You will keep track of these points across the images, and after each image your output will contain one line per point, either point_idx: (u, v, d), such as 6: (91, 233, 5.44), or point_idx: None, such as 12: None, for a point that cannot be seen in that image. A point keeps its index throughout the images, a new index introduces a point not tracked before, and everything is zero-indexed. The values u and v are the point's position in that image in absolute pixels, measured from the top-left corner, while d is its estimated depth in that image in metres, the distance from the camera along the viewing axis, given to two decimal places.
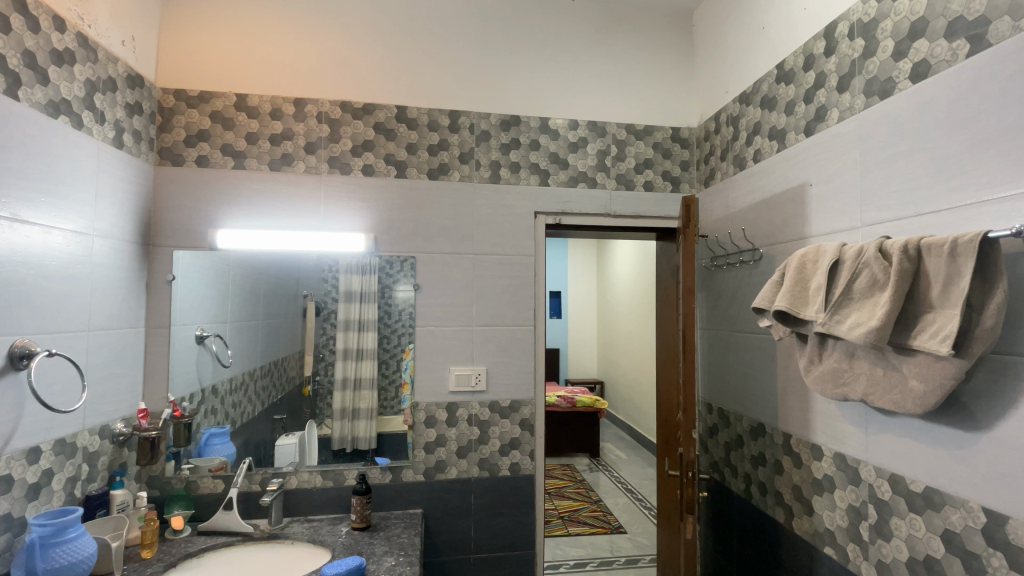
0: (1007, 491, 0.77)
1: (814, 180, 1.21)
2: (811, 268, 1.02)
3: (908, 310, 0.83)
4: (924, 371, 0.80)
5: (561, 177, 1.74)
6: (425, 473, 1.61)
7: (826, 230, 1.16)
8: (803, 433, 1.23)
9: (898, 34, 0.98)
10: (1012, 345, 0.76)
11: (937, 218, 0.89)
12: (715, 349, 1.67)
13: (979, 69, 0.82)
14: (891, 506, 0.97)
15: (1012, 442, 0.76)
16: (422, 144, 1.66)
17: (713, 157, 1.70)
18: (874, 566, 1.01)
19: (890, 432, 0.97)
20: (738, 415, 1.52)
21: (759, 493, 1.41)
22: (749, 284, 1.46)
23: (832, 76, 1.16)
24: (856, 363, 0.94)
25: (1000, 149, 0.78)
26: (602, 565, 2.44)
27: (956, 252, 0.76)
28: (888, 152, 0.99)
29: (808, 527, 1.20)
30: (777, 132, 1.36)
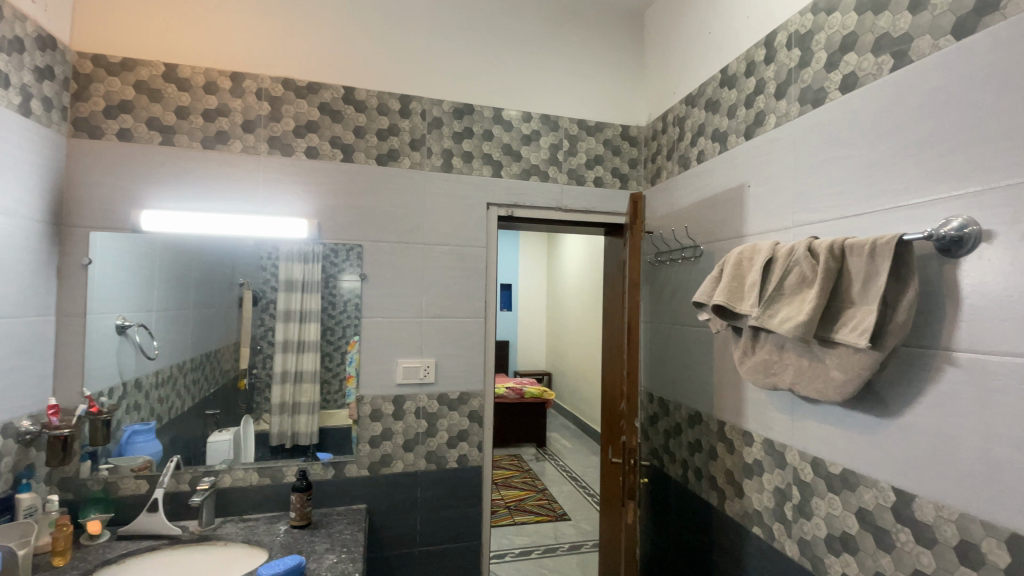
0: (912, 471, 0.84)
1: (750, 182, 1.27)
2: (746, 266, 1.07)
3: (832, 306, 0.89)
4: (845, 362, 0.87)
5: (514, 169, 1.73)
6: (370, 467, 1.58)
7: (760, 230, 1.23)
8: (735, 421, 1.30)
9: (830, 47, 1.04)
10: (921, 339, 0.83)
11: (859, 222, 0.96)
12: (656, 342, 1.73)
13: (901, 83, 0.88)
14: (812, 487, 1.05)
15: (918, 426, 0.83)
16: (371, 128, 1.60)
17: (660, 156, 1.75)
18: (796, 543, 1.09)
19: (814, 418, 1.04)
20: (677, 404, 1.59)
21: (694, 478, 1.48)
22: (690, 280, 1.53)
23: (771, 83, 1.22)
24: (785, 355, 1.00)
25: (915, 158, 0.85)
26: (547, 552, 2.49)
27: (875, 253, 0.82)
28: (818, 158, 1.06)
29: (738, 508, 1.28)
30: (719, 134, 1.41)
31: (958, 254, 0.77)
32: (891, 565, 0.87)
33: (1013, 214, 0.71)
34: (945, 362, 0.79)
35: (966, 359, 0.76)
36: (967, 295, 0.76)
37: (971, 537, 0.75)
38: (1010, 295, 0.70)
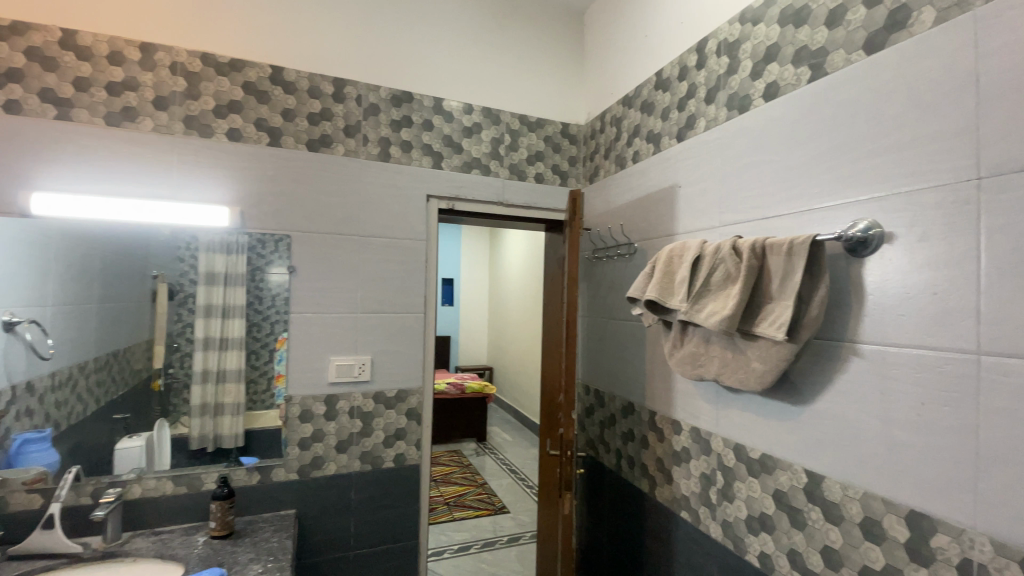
0: (822, 454, 0.91)
1: (681, 182, 1.33)
2: (676, 262, 1.11)
3: (753, 301, 0.95)
4: (764, 353, 0.92)
5: (454, 161, 1.70)
6: (299, 471, 1.49)
7: (690, 229, 1.28)
8: (666, 411, 1.36)
9: (756, 57, 1.10)
10: (831, 332, 0.90)
11: (778, 223, 1.02)
12: (593, 336, 1.77)
13: (817, 94, 0.95)
14: (735, 472, 1.11)
15: (828, 413, 0.90)
16: (301, 111, 1.50)
17: (598, 154, 1.78)
18: (720, 524, 1.15)
19: (736, 407, 1.11)
20: (612, 396, 1.63)
21: (627, 467, 1.53)
22: (625, 276, 1.57)
23: (701, 88, 1.27)
24: (711, 348, 1.05)
25: (828, 164, 0.92)
26: (485, 547, 2.49)
27: (792, 251, 0.88)
28: (743, 161, 1.12)
29: (668, 494, 1.34)
30: (654, 135, 1.46)
31: (863, 254, 0.84)
32: (803, 542, 0.94)
33: (910, 219, 0.78)
34: (852, 353, 0.86)
35: (870, 350, 0.83)
36: (870, 292, 0.83)
37: (872, 513, 0.82)
38: (907, 292, 0.77)
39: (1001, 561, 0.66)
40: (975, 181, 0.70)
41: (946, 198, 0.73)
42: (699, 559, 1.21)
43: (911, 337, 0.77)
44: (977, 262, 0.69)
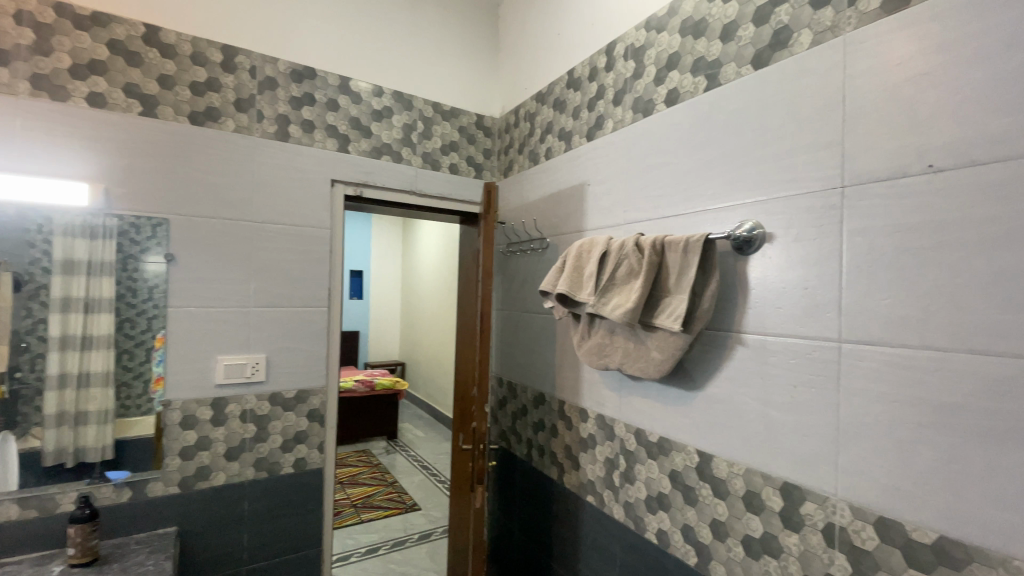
0: (712, 435, 0.99)
1: (590, 180, 1.37)
2: (585, 257, 1.15)
3: (654, 295, 1.00)
4: (662, 343, 0.98)
5: (363, 145, 1.61)
6: (181, 483, 1.33)
7: (597, 225, 1.33)
8: (574, 401, 1.40)
9: (659, 63, 1.16)
10: (721, 323, 0.98)
11: (676, 221, 1.09)
12: (505, 329, 1.78)
13: (711, 103, 1.02)
14: (636, 455, 1.18)
15: (718, 397, 0.98)
16: (183, 79, 1.33)
17: (512, 148, 1.78)
18: (622, 506, 1.21)
19: (638, 394, 1.17)
20: (524, 387, 1.65)
21: (538, 456, 1.56)
22: (537, 270, 1.60)
23: (609, 90, 1.32)
24: (615, 339, 1.10)
25: (720, 168, 1.00)
26: (395, 547, 2.42)
27: (688, 248, 0.94)
28: (646, 162, 1.18)
29: (575, 479, 1.38)
30: (565, 132, 1.49)
31: (748, 252, 0.92)
32: (695, 517, 1.02)
33: (787, 221, 0.87)
34: (738, 342, 0.94)
35: (753, 340, 0.92)
36: (754, 286, 0.91)
37: (753, 486, 0.91)
38: (783, 286, 0.86)
39: (856, 521, 0.76)
40: (840, 189, 0.79)
41: (816, 203, 0.82)
42: (603, 541, 1.27)
43: (786, 328, 0.86)
44: (840, 261, 0.79)
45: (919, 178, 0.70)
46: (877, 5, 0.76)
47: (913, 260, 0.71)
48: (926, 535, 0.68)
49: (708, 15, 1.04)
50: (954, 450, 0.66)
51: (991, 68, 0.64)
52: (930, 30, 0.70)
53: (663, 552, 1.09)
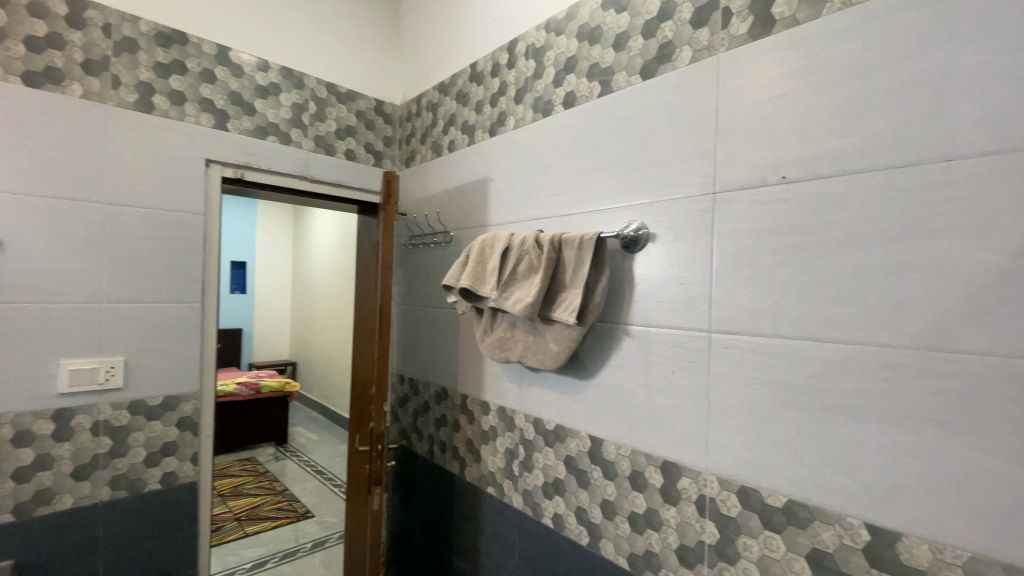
0: (603, 420, 1.05)
1: (492, 175, 1.38)
2: (488, 252, 1.16)
3: (552, 290, 1.04)
4: (559, 336, 1.02)
5: (245, 124, 1.46)
6: (12, 511, 1.12)
7: (499, 220, 1.34)
8: (475, 394, 1.41)
9: (557, 65, 1.20)
10: (611, 315, 1.04)
11: (572, 219, 1.14)
12: (406, 325, 1.73)
13: (605, 108, 1.08)
14: (534, 444, 1.22)
15: (608, 385, 1.04)
16: (11, 30, 1.11)
17: (414, 138, 1.74)
18: (521, 494, 1.25)
19: (536, 385, 1.21)
20: (425, 383, 1.63)
21: (439, 452, 1.55)
22: (439, 263, 1.57)
23: (511, 87, 1.33)
24: (516, 332, 1.12)
25: (613, 170, 1.05)
26: (285, 558, 2.25)
27: (584, 245, 0.99)
28: (546, 160, 1.21)
29: (476, 472, 1.39)
30: (468, 126, 1.48)
31: (635, 250, 0.99)
32: (587, 499, 1.08)
33: (668, 222, 0.95)
34: (626, 333, 1.01)
35: (638, 331, 0.99)
36: (640, 282, 0.98)
37: (638, 466, 0.99)
38: (664, 282, 0.94)
39: (723, 491, 0.86)
40: (712, 195, 0.88)
41: (693, 207, 0.91)
42: (502, 531, 1.30)
43: (667, 320, 0.94)
44: (711, 260, 0.88)
45: (774, 188, 0.80)
46: (745, 31, 0.85)
47: (769, 260, 0.81)
48: (778, 499, 0.79)
49: (602, 23, 1.09)
50: (799, 424, 0.77)
51: (831, 95, 0.75)
52: (785, 58, 0.80)
53: (559, 535, 1.14)
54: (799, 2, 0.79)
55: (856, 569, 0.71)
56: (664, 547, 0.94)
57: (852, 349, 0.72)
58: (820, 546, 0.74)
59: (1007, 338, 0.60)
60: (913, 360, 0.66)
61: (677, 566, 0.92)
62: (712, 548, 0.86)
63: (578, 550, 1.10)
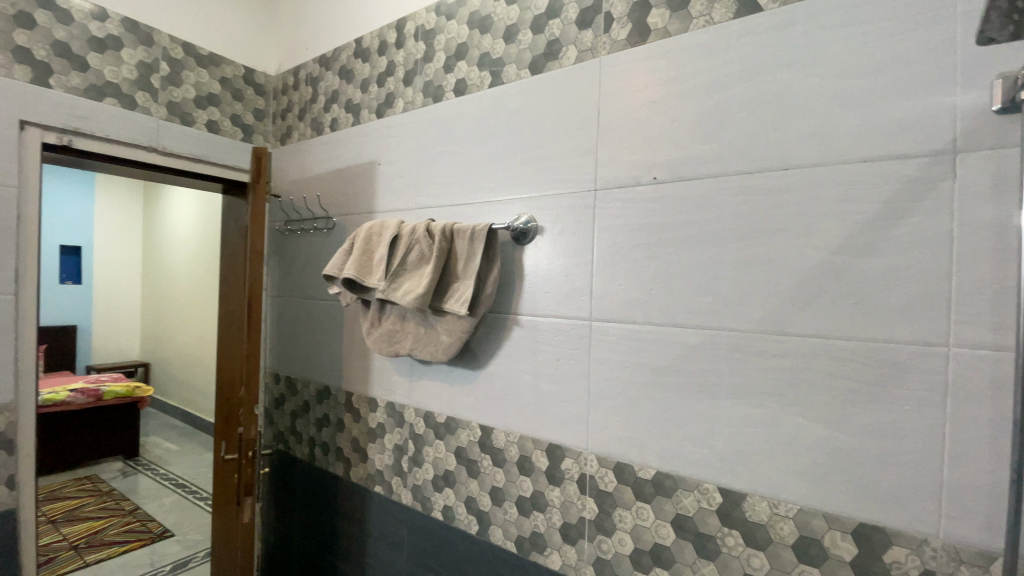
0: (492, 410, 1.07)
1: (379, 160, 1.31)
2: (375, 241, 1.10)
3: (444, 280, 1.02)
4: (451, 327, 1.00)
5: (75, 81, 1.21)
6: None
7: (386, 207, 1.28)
8: (361, 390, 1.34)
9: (448, 50, 1.17)
10: (502, 306, 1.05)
11: (463, 208, 1.12)
12: (283, 318, 1.59)
13: (496, 98, 1.08)
14: (423, 438, 1.19)
15: (498, 375, 1.06)
16: None
17: (290, 113, 1.58)
18: (410, 490, 1.22)
19: (426, 377, 1.18)
20: (305, 381, 1.51)
21: (321, 454, 1.45)
22: (320, 251, 1.46)
23: (400, 68, 1.27)
24: (405, 324, 1.08)
25: (503, 161, 1.06)
26: None
27: (475, 236, 0.98)
28: (435, 148, 1.18)
29: (362, 472, 1.33)
30: (352, 105, 1.39)
31: (525, 242, 1.01)
32: (477, 488, 1.09)
33: (555, 216, 0.97)
34: (515, 324, 1.03)
35: (527, 320, 1.01)
36: (529, 272, 1.00)
37: (526, 452, 1.01)
38: (551, 274, 0.97)
39: (602, 469, 0.91)
40: (594, 191, 0.93)
41: (577, 202, 0.95)
42: (390, 528, 1.26)
43: (553, 309, 0.97)
44: (593, 252, 0.93)
45: (648, 187, 0.87)
46: (624, 37, 0.91)
47: (643, 254, 0.87)
48: (649, 472, 0.86)
49: (493, 13, 1.08)
50: (667, 403, 0.85)
51: (695, 105, 0.83)
52: (659, 66, 0.86)
53: (448, 527, 1.14)
54: (671, 15, 0.86)
55: (711, 529, 0.80)
56: (549, 527, 0.98)
57: (710, 334, 0.80)
58: (683, 511, 0.83)
59: (827, 322, 0.71)
60: (758, 342, 0.76)
61: (561, 543, 0.96)
62: (592, 522, 0.92)
63: (467, 539, 1.10)
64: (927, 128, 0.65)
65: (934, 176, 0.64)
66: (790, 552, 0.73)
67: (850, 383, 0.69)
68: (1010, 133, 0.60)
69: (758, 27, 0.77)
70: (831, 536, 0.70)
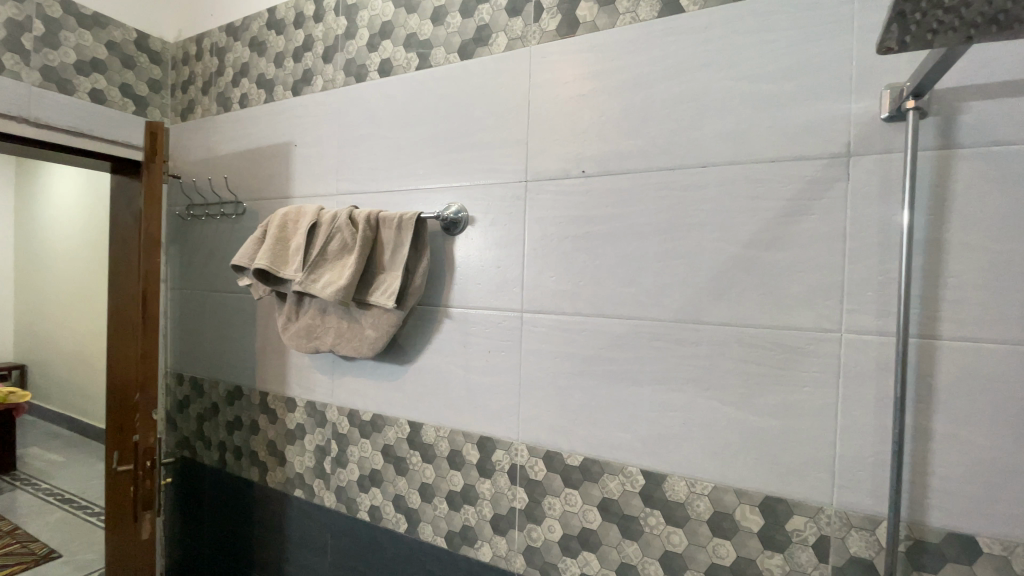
0: (421, 405, 1.04)
1: (295, 141, 1.21)
2: (291, 229, 1.02)
3: (368, 272, 0.97)
4: (376, 321, 0.96)
5: None
6: None
7: (305, 193, 1.20)
8: (278, 389, 1.25)
9: (372, 28, 1.11)
10: (430, 298, 1.02)
11: (388, 196, 1.07)
12: (186, 313, 1.44)
13: (423, 82, 1.04)
14: (347, 438, 1.14)
15: (427, 369, 1.03)
16: None
17: (192, 86, 1.43)
18: (333, 492, 1.16)
19: (350, 373, 1.13)
20: (213, 382, 1.38)
21: (233, 459, 1.34)
22: (229, 240, 1.34)
23: (319, 43, 1.19)
24: (326, 318, 1.02)
25: (431, 148, 1.02)
26: None
27: (402, 225, 0.94)
28: (358, 131, 1.12)
29: (280, 476, 1.25)
30: (265, 80, 1.28)
31: (455, 233, 0.98)
32: (405, 485, 1.06)
33: (486, 206, 0.96)
34: (445, 316, 1.00)
35: (457, 313, 0.99)
36: (459, 264, 0.98)
37: (456, 446, 1.00)
38: (482, 265, 0.96)
39: (531, 458, 0.92)
40: (525, 182, 0.92)
41: (508, 192, 0.94)
42: (312, 533, 1.19)
43: (484, 301, 0.96)
44: (523, 244, 0.92)
45: (577, 179, 0.88)
46: (554, 27, 0.90)
47: (572, 246, 0.88)
48: (577, 459, 0.88)
49: None
50: (595, 391, 0.86)
51: (622, 100, 0.84)
52: (588, 60, 0.87)
53: (375, 527, 1.10)
54: (599, 9, 0.87)
55: (634, 510, 0.83)
56: (479, 519, 0.97)
57: (635, 324, 0.83)
58: (608, 494, 0.85)
59: (739, 311, 0.76)
60: (678, 331, 0.80)
61: (491, 535, 0.96)
62: (522, 512, 0.93)
63: (395, 538, 1.07)
64: (826, 132, 0.70)
65: (831, 177, 0.70)
66: (705, 527, 0.78)
67: (758, 368, 0.74)
68: (893, 140, 0.67)
69: (680, 27, 0.80)
70: (741, 510, 0.76)
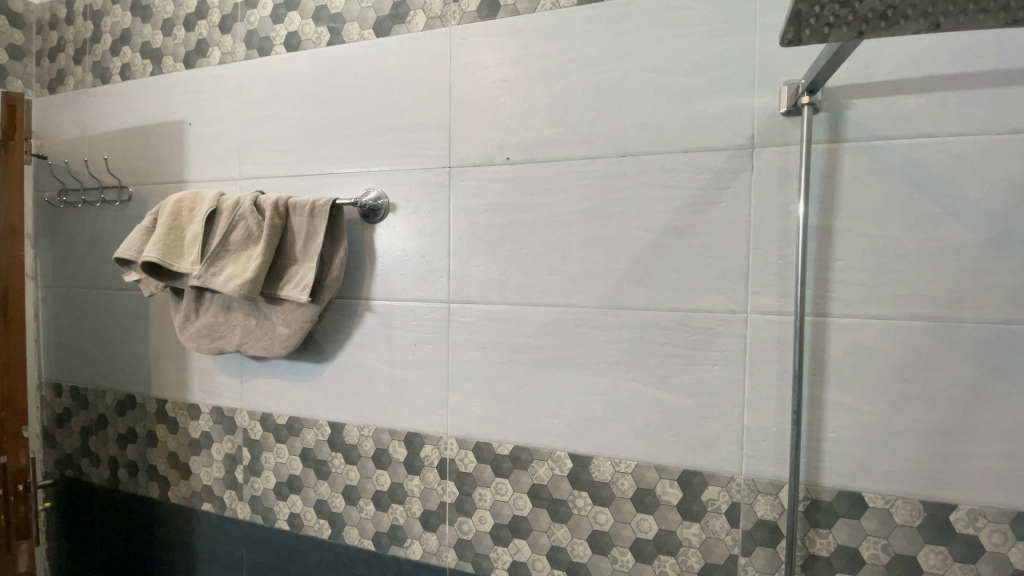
0: (343, 404, 0.98)
1: (190, 119, 1.09)
2: (187, 217, 0.92)
3: (278, 263, 0.89)
4: (289, 317, 0.89)
5: None
6: None
7: (203, 176, 1.08)
8: (179, 396, 1.13)
9: None
10: (350, 291, 0.96)
11: (300, 181, 1.00)
12: (62, 314, 1.26)
13: (336, 59, 0.97)
14: (261, 444, 1.05)
15: (348, 366, 0.97)
16: None
17: (62, 53, 1.24)
18: (247, 503, 1.08)
19: (262, 375, 1.04)
20: (100, 391, 1.23)
21: (128, 476, 1.21)
22: (113, 230, 1.18)
23: (214, 12, 1.07)
24: (231, 316, 0.93)
25: (347, 130, 0.96)
26: None
27: (315, 213, 0.88)
28: (263, 110, 1.02)
29: (184, 491, 1.14)
30: (151, 49, 1.14)
31: (375, 220, 0.93)
32: (328, 489, 1.00)
33: (407, 193, 0.92)
34: (367, 310, 0.95)
35: (380, 306, 0.94)
36: (380, 254, 0.94)
37: (381, 444, 0.96)
38: (405, 254, 0.92)
39: (461, 451, 0.91)
40: (448, 169, 0.89)
41: (429, 178, 0.90)
42: (225, 548, 1.10)
43: (409, 292, 0.92)
44: (448, 232, 0.90)
45: (500, 167, 0.86)
46: (474, 9, 0.87)
47: (498, 234, 0.87)
48: (506, 448, 0.88)
49: None
50: (523, 379, 0.86)
51: (544, 86, 0.83)
52: (508, 44, 0.85)
53: (296, 536, 1.03)
54: None
55: (563, 493, 0.84)
56: (408, 517, 0.94)
57: (560, 311, 0.84)
58: (538, 480, 0.86)
59: (657, 296, 0.78)
60: (600, 317, 0.81)
61: (421, 531, 0.94)
62: (452, 505, 0.91)
63: (319, 546, 1.01)
64: (733, 124, 0.74)
65: (737, 167, 0.74)
66: (630, 504, 0.81)
67: (674, 349, 0.78)
68: (791, 134, 0.72)
69: (599, 15, 0.80)
70: (661, 485, 0.79)
